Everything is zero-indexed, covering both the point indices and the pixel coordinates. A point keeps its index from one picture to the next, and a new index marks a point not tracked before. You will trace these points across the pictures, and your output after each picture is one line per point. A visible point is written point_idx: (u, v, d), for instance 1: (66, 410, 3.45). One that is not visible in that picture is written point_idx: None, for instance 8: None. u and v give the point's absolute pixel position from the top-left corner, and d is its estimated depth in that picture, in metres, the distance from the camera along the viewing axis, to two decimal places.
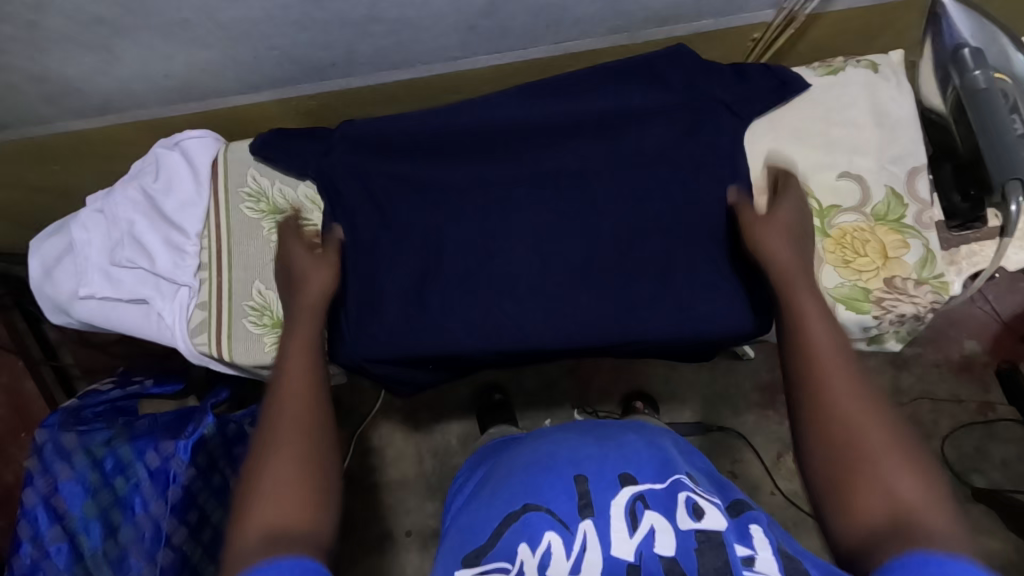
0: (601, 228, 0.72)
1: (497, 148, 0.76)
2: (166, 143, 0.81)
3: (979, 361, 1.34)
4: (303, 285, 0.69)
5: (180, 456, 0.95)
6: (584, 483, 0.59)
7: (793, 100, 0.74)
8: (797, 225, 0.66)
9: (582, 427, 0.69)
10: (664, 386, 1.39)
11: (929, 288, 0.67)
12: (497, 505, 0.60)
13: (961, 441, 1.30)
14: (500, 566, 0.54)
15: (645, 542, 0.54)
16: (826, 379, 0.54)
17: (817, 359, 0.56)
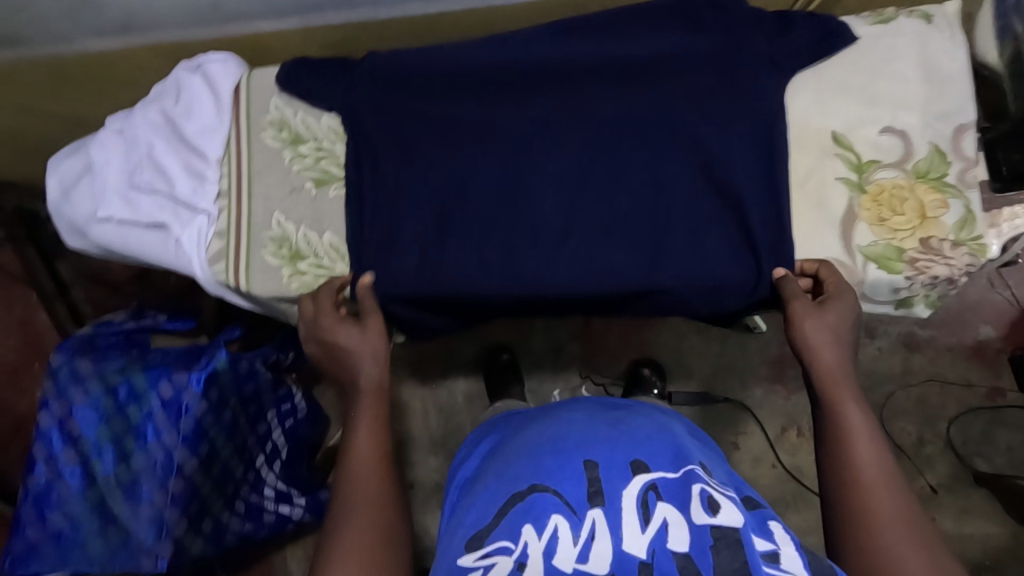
0: (630, 174, 0.70)
1: (527, 88, 0.73)
2: (187, 66, 0.79)
3: (993, 346, 1.32)
4: (357, 356, 0.67)
5: (192, 388, 0.95)
6: (594, 469, 0.57)
7: (840, 52, 0.70)
8: (842, 325, 0.64)
9: (592, 405, 0.68)
10: (674, 354, 1.39)
11: (967, 250, 0.65)
12: (501, 485, 0.58)
13: (968, 425, 1.30)
14: (502, 546, 0.53)
15: (658, 538, 0.52)
16: (873, 505, 0.53)
17: (863, 485, 0.54)
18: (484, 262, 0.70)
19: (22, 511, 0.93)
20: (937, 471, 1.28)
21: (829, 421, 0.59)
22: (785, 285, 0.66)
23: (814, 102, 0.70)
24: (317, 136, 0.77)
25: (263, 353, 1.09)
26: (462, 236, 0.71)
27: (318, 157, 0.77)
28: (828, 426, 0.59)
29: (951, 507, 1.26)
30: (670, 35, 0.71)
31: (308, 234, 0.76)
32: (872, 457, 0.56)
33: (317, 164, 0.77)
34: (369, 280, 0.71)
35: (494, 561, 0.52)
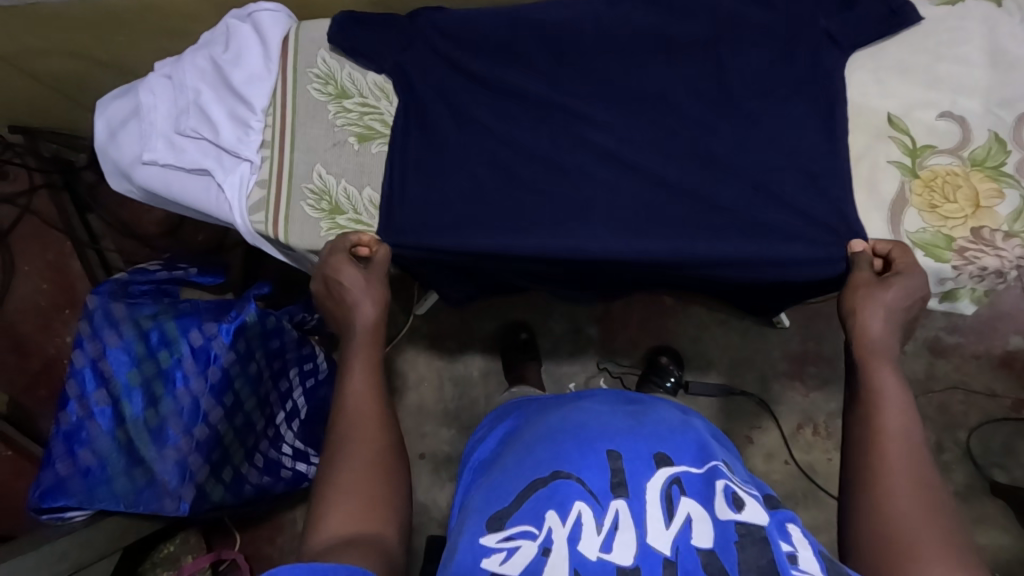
0: (677, 148, 0.69)
1: (576, 55, 0.73)
2: (238, 15, 0.79)
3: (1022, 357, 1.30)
4: (356, 307, 0.67)
5: (222, 338, 0.96)
6: (618, 460, 0.56)
7: (901, 33, 0.68)
8: (904, 304, 0.62)
9: (610, 398, 0.68)
10: (693, 344, 1.38)
11: (1019, 243, 0.64)
12: (524, 470, 0.58)
13: (989, 436, 1.27)
14: (526, 531, 0.52)
15: (682, 535, 0.50)
16: (889, 472, 0.52)
17: (883, 454, 0.54)
18: (522, 229, 0.70)
19: (52, 447, 0.96)
20: (953, 479, 1.26)
21: (860, 395, 0.58)
22: (857, 256, 0.64)
23: (872, 83, 0.68)
24: (362, 91, 0.77)
25: (290, 311, 1.10)
26: (502, 201, 0.71)
27: (362, 112, 0.77)
28: (860, 398, 0.58)
29: (965, 516, 1.24)
30: (730, 9, 0.70)
31: (349, 188, 0.76)
32: (897, 431, 0.55)
33: (361, 120, 0.77)
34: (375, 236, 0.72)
35: (517, 544, 0.51)
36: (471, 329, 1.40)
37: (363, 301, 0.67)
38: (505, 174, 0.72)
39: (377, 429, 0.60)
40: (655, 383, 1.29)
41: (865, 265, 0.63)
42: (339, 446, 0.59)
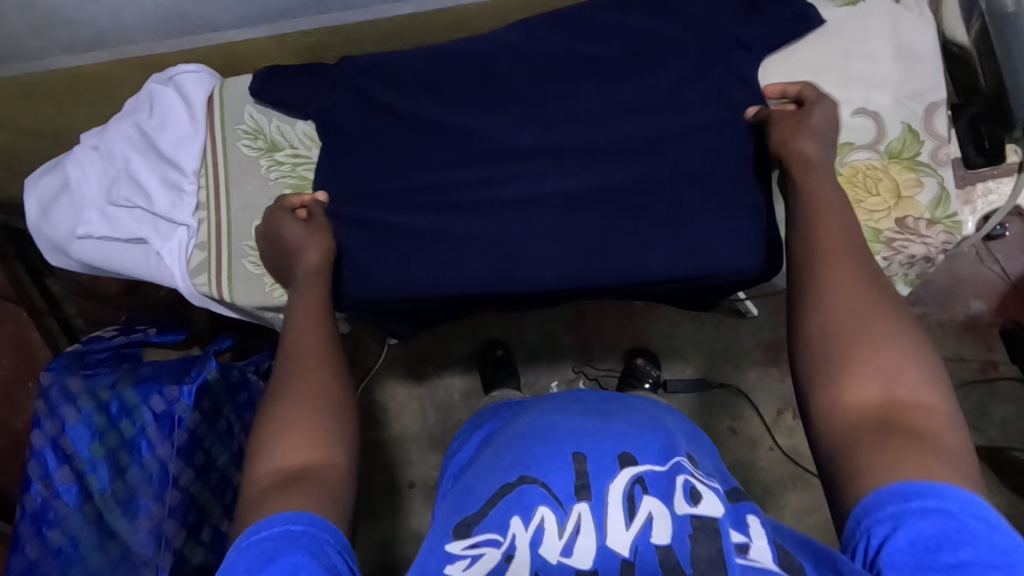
0: (606, 167, 0.70)
1: (495, 85, 0.73)
2: (160, 79, 0.79)
3: (985, 320, 1.34)
4: (300, 255, 0.68)
5: (185, 400, 0.96)
6: (582, 462, 0.53)
7: (808, 37, 0.70)
8: (834, 130, 0.63)
9: (578, 397, 0.65)
10: (668, 342, 1.40)
11: (941, 229, 0.66)
12: (493, 475, 0.55)
13: (963, 399, 1.31)
14: (491, 540, 0.50)
15: (642, 535, 0.48)
16: (832, 271, 0.52)
17: (828, 255, 0.53)
18: (468, 260, 0.70)
19: (19, 531, 0.93)
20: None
21: (800, 213, 0.58)
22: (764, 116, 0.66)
23: (787, 86, 0.69)
24: (292, 142, 0.77)
25: (255, 360, 1.10)
26: (449, 236, 0.71)
27: (294, 164, 0.77)
28: (797, 210, 0.58)
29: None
30: (644, 28, 0.71)
31: None
32: (840, 234, 0.55)
33: (294, 171, 0.77)
34: (322, 198, 0.73)
35: (482, 551, 0.49)
36: (447, 352, 1.40)
37: (307, 246, 0.68)
38: (445, 208, 0.72)
39: (319, 359, 0.59)
40: (633, 387, 1.30)
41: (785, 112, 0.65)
42: (283, 373, 0.57)
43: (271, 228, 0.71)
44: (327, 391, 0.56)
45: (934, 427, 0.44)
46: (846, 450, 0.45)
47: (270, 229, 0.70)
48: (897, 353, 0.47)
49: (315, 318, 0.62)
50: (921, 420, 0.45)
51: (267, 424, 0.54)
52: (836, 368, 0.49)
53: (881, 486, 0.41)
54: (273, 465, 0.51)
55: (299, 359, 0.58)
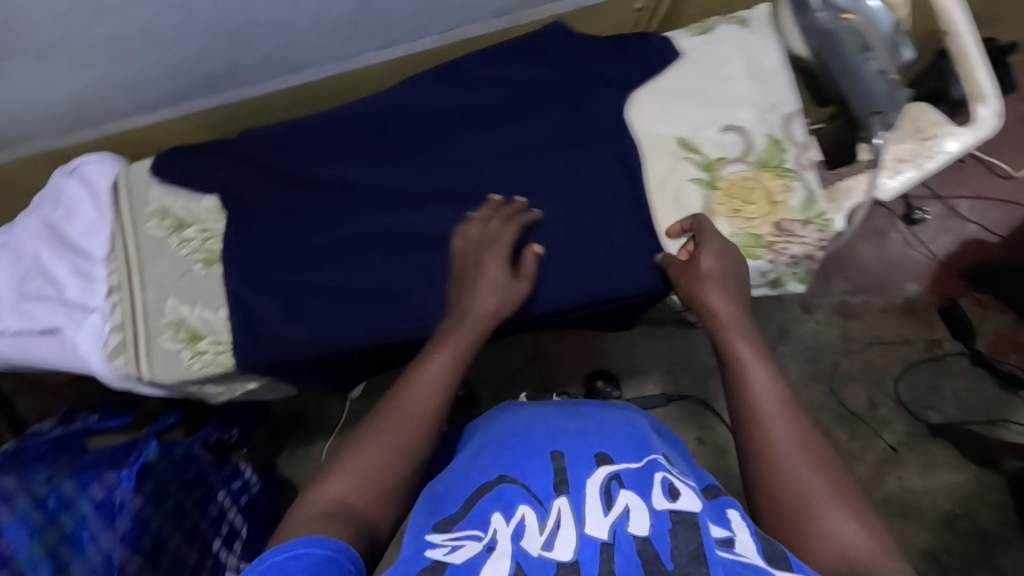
0: (500, 206, 0.74)
1: (388, 142, 0.77)
2: (64, 171, 0.81)
3: (922, 301, 1.44)
4: (475, 291, 0.65)
5: (125, 485, 0.96)
6: (561, 459, 0.54)
7: (671, 65, 0.75)
8: (733, 259, 0.65)
9: (554, 406, 0.66)
10: (625, 361, 1.46)
11: (815, 227, 0.70)
12: (468, 477, 0.55)
13: (915, 380, 1.41)
14: (472, 534, 0.48)
15: (620, 521, 0.47)
16: (768, 432, 0.52)
17: (759, 425, 0.53)
18: (387, 312, 0.73)
19: None
20: (894, 430, 1.38)
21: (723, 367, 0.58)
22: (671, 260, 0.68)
23: (659, 112, 0.74)
24: (199, 218, 0.79)
25: (202, 436, 1.13)
26: (369, 289, 0.74)
27: (203, 238, 0.79)
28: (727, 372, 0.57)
29: (914, 463, 1.36)
30: (520, 76, 0.76)
31: (204, 313, 0.77)
32: (767, 395, 0.54)
33: (203, 245, 0.78)
34: (540, 250, 0.69)
35: (462, 543, 0.47)
36: None
37: (484, 291, 0.65)
38: (360, 261, 0.75)
39: (429, 413, 0.56)
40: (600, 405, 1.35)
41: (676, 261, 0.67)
42: (385, 412, 0.56)
43: (462, 262, 0.68)
44: (413, 450, 0.54)
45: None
46: None
47: (461, 249, 0.69)
48: (842, 511, 0.48)
49: (442, 369, 0.59)
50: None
51: (346, 455, 0.52)
52: (796, 549, 0.48)
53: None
54: (327, 496, 0.50)
55: (399, 406, 0.56)
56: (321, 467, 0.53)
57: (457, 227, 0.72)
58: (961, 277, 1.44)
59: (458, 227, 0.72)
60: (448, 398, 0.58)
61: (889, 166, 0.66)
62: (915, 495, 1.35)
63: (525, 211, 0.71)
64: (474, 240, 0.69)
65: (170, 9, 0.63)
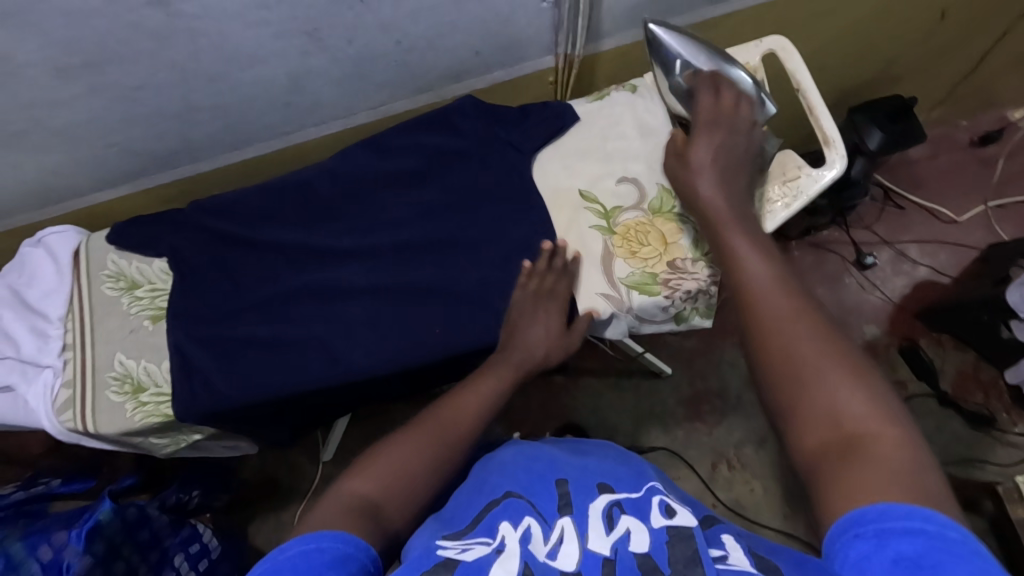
0: (423, 257, 0.82)
1: (325, 205, 0.86)
2: (31, 242, 0.89)
3: (882, 343, 1.53)
4: (525, 334, 0.75)
5: (74, 545, 0.96)
6: (564, 485, 0.56)
7: (572, 128, 0.85)
8: (723, 161, 0.67)
9: (556, 444, 0.69)
10: (594, 415, 1.51)
11: (704, 263, 0.76)
12: (476, 498, 0.57)
13: None
14: (481, 540, 0.50)
15: (621, 540, 0.48)
16: (764, 311, 0.54)
17: (756, 296, 0.55)
18: (319, 361, 0.79)
19: None
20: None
21: (722, 259, 0.61)
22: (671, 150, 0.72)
23: (561, 169, 0.83)
24: (150, 278, 0.86)
25: (160, 498, 1.16)
26: (300, 339, 0.81)
27: (153, 296, 0.86)
28: (726, 256, 0.60)
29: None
30: (438, 143, 0.85)
31: (148, 365, 0.82)
32: (762, 273, 0.56)
33: (153, 303, 0.85)
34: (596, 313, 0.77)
35: (471, 547, 0.49)
36: None
37: (535, 336, 0.75)
38: (297, 314, 0.82)
39: (461, 434, 0.64)
40: None
41: (677, 150, 0.71)
42: (425, 423, 0.64)
43: (521, 311, 0.75)
44: (444, 458, 0.61)
45: (886, 445, 0.44)
46: (813, 491, 0.45)
47: (518, 299, 0.76)
48: (841, 378, 0.48)
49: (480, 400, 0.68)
50: (877, 438, 0.44)
51: (383, 453, 0.60)
52: (791, 403, 0.49)
53: (848, 511, 0.41)
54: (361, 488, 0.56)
55: (439, 423, 0.64)
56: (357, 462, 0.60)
57: (402, 278, 0.81)
58: (916, 318, 1.54)
59: (402, 280, 0.81)
60: (479, 425, 0.66)
61: (782, 198, 0.72)
62: None
63: (573, 261, 0.77)
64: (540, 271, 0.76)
65: (115, 98, 0.74)
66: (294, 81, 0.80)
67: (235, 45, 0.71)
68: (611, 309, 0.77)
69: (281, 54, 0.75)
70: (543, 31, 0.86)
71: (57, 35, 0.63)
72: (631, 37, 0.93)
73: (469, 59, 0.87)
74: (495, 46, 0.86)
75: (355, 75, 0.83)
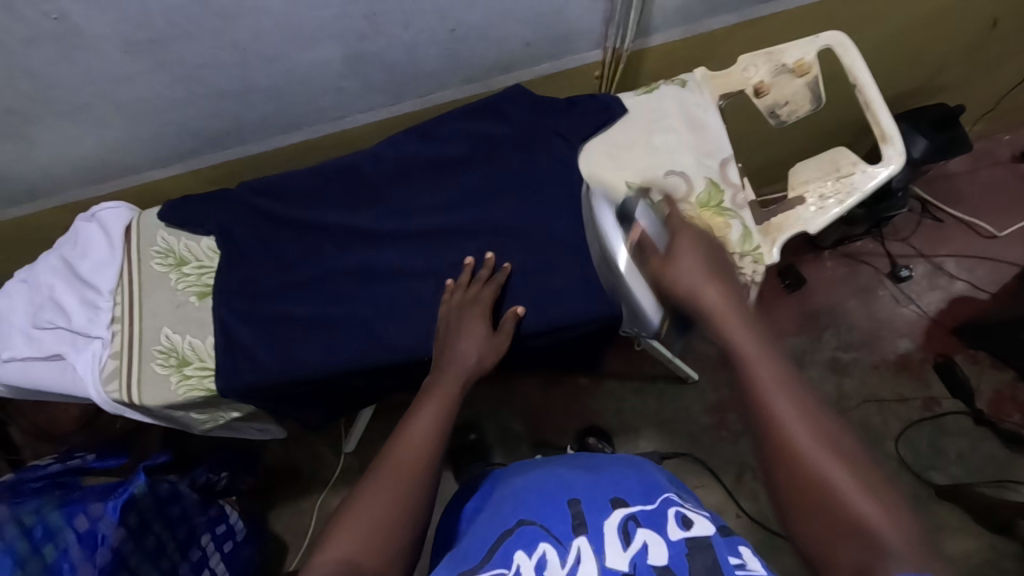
0: (466, 244, 0.82)
1: (371, 190, 0.87)
2: (86, 216, 0.91)
3: (916, 358, 1.50)
4: (460, 346, 0.73)
5: (109, 516, 0.97)
6: (577, 504, 0.56)
7: (619, 120, 0.85)
8: (709, 254, 0.66)
9: (569, 461, 0.68)
10: (617, 418, 1.50)
11: (750, 259, 0.75)
12: (492, 528, 0.58)
13: (914, 440, 1.44)
14: (497, 572, 0.51)
15: (639, 555, 0.50)
16: (773, 411, 0.52)
17: (762, 395, 0.53)
18: (360, 342, 0.80)
19: None
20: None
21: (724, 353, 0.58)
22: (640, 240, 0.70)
23: (608, 160, 0.83)
24: (198, 256, 0.88)
25: (190, 478, 1.18)
26: (342, 320, 0.81)
27: (200, 273, 0.87)
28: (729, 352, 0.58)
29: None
30: (484, 133, 0.86)
31: (193, 341, 0.84)
32: (765, 369, 0.54)
33: (199, 280, 0.87)
34: (520, 310, 0.76)
35: None
36: None
37: (468, 345, 0.74)
38: (340, 296, 0.83)
39: (417, 461, 0.60)
40: None
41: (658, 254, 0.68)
42: (383, 466, 0.60)
43: (452, 324, 0.76)
44: (409, 493, 0.58)
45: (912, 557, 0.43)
46: None
47: (444, 312, 0.77)
48: (856, 484, 0.47)
49: (432, 420, 0.65)
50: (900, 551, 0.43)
51: (343, 520, 0.55)
52: (814, 512, 0.48)
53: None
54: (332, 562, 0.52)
55: (393, 460, 0.60)
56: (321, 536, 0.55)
57: (446, 263, 0.82)
58: (952, 335, 1.51)
59: (446, 265, 0.82)
60: (438, 444, 0.63)
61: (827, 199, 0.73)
62: None
63: (501, 271, 0.78)
64: (462, 292, 0.77)
65: (176, 76, 0.76)
66: (348, 65, 0.82)
67: (298, 26, 0.73)
68: None
69: (337, 38, 0.76)
70: (593, 24, 0.86)
71: (130, 10, 0.65)
72: (679, 34, 0.93)
73: (519, 50, 0.88)
74: (545, 38, 0.86)
75: (407, 64, 0.85)
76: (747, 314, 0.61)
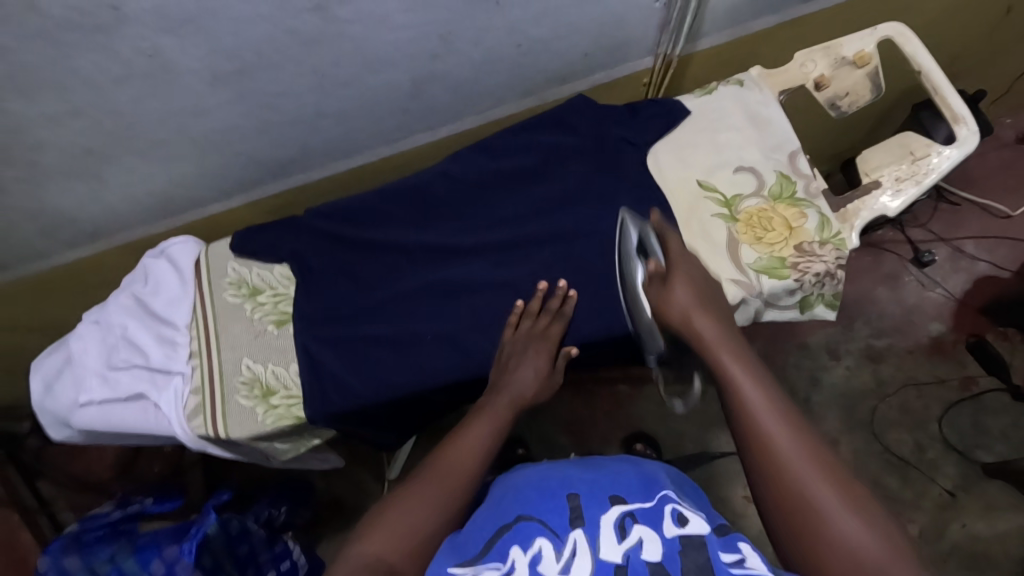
0: (542, 252, 0.82)
1: (439, 208, 0.88)
2: (154, 253, 0.91)
3: (949, 340, 1.52)
4: (520, 376, 0.73)
5: (186, 558, 0.97)
6: (575, 498, 0.52)
7: (682, 121, 0.87)
8: (694, 272, 0.68)
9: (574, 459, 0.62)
10: (664, 421, 1.50)
11: (832, 246, 0.77)
12: (485, 520, 0.54)
13: (957, 421, 1.45)
14: (492, 566, 0.49)
15: (635, 549, 0.48)
16: (765, 437, 0.53)
17: (754, 429, 0.54)
18: (447, 357, 0.79)
19: None
20: (948, 475, 1.41)
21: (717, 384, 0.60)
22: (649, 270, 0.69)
23: (676, 160, 0.85)
24: (272, 285, 0.88)
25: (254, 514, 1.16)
26: (424, 338, 0.81)
27: (276, 301, 0.87)
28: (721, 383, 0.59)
29: (975, 508, 1.38)
30: (548, 144, 0.88)
31: (275, 369, 0.83)
32: (754, 395, 0.56)
33: (275, 308, 0.87)
34: (574, 350, 0.77)
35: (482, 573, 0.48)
36: None
37: (529, 374, 0.73)
38: (420, 313, 0.83)
39: (460, 475, 0.59)
40: None
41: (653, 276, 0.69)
42: (429, 466, 0.60)
43: (513, 350, 0.76)
44: (451, 502, 0.57)
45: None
46: None
47: (509, 340, 0.77)
48: (847, 511, 0.48)
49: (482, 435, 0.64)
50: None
51: (381, 513, 0.55)
52: (802, 537, 0.49)
53: None
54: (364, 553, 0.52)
55: (440, 466, 0.60)
56: (360, 522, 0.55)
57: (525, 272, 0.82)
58: (981, 315, 1.53)
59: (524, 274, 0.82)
60: (485, 461, 0.62)
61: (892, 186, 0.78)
62: (983, 542, 1.36)
63: (569, 299, 0.77)
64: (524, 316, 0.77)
65: (253, 107, 0.77)
66: (416, 84, 0.83)
67: (375, 49, 0.74)
68: (743, 293, 0.76)
69: (411, 59, 0.78)
70: (648, 32, 0.89)
71: (221, 42, 0.66)
72: (725, 38, 0.96)
73: (576, 61, 0.90)
74: (603, 47, 0.89)
75: (470, 81, 0.86)
76: (739, 340, 0.63)
